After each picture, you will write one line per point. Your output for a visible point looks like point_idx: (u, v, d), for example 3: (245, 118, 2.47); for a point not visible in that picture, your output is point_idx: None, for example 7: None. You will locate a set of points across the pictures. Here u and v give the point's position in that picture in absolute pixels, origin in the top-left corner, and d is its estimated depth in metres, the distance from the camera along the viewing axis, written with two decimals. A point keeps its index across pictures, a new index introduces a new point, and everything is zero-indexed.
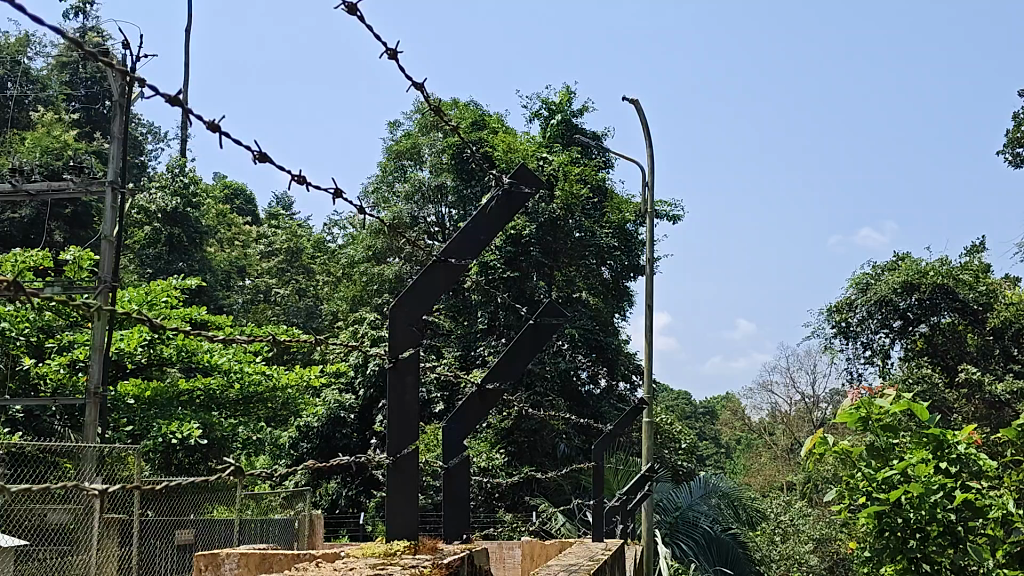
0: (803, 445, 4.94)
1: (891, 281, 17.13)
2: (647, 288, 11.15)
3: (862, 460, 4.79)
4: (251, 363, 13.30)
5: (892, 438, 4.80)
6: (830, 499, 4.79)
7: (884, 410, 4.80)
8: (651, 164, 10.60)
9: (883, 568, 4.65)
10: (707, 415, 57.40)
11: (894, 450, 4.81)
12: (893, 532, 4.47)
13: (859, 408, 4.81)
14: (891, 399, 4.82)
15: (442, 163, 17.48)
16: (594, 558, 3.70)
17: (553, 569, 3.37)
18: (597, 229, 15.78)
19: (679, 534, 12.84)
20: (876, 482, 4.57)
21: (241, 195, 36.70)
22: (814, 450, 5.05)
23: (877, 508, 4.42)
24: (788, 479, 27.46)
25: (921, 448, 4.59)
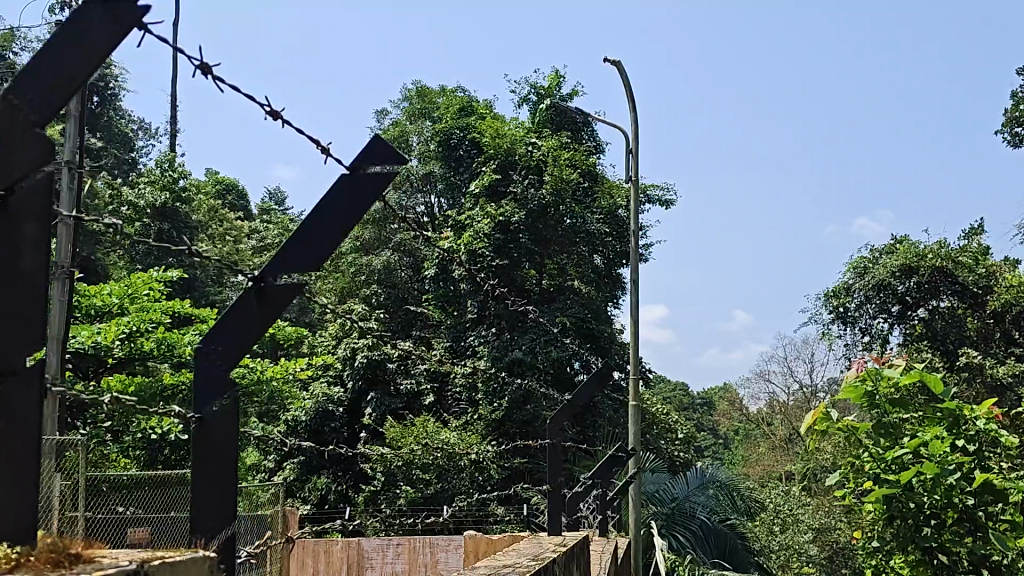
0: (805, 421, 4.72)
1: (890, 264, 16.80)
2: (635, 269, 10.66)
3: (869, 438, 4.52)
4: (234, 356, 13.08)
5: (901, 413, 4.55)
6: (832, 481, 4.64)
7: (892, 383, 4.57)
8: (636, 133, 10.04)
9: (897, 560, 4.51)
10: (706, 406, 57.10)
11: (904, 426, 4.53)
12: (904, 519, 4.31)
13: (865, 382, 4.58)
14: (900, 370, 4.59)
15: (430, 151, 17.16)
16: (537, 557, 3.26)
17: (477, 570, 2.94)
18: (588, 215, 15.49)
19: (676, 526, 12.51)
20: (885, 464, 4.38)
21: (233, 189, 36.38)
22: (816, 423, 4.78)
23: (887, 491, 4.23)
24: (788, 469, 27.17)
25: (934, 423, 4.40)
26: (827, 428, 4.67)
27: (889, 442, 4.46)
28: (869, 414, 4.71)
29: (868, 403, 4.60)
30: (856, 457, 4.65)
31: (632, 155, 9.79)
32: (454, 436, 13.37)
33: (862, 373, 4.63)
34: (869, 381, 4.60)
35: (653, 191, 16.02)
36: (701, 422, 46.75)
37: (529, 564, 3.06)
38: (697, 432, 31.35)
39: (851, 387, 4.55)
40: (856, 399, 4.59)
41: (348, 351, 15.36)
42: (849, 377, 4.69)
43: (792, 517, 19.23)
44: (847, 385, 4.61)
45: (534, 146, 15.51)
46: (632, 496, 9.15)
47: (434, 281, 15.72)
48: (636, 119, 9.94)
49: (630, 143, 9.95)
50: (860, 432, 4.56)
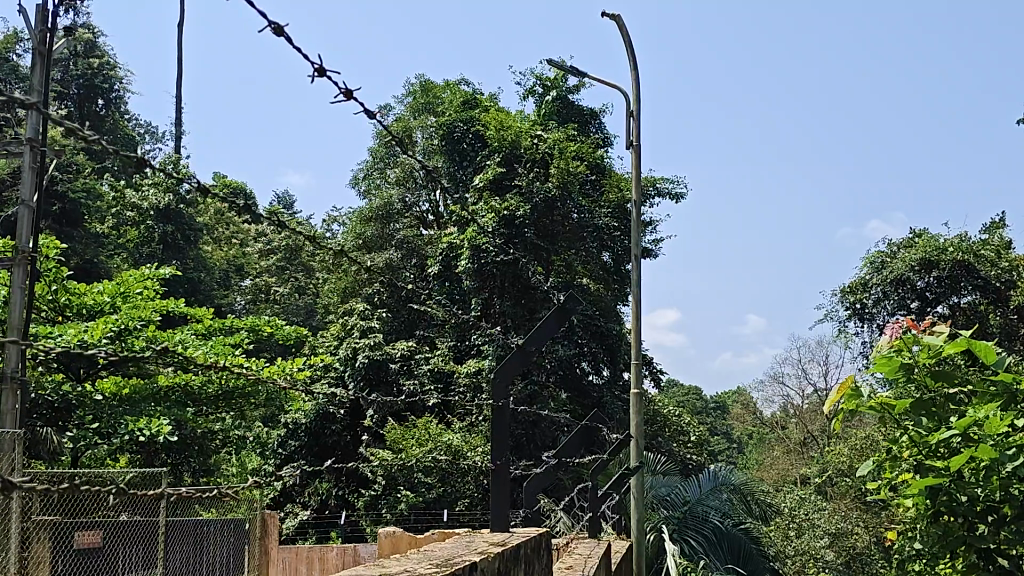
0: (832, 399, 4.23)
1: (908, 258, 16.25)
2: (637, 243, 10.08)
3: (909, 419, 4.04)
4: (229, 354, 12.63)
5: (946, 388, 4.06)
6: (867, 468, 4.26)
7: (934, 352, 4.04)
8: (639, 99, 9.49)
9: (948, 560, 4.10)
10: (720, 411, 56.40)
11: (950, 404, 4.07)
12: (952, 512, 3.88)
13: (899, 353, 4.09)
14: (941, 338, 4.04)
15: (433, 146, 16.80)
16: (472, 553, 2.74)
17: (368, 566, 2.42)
18: (595, 209, 15.07)
19: (688, 530, 11.99)
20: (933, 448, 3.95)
21: (241, 193, 36.20)
22: (847, 403, 4.31)
23: (935, 480, 3.79)
24: (802, 473, 26.64)
25: (987, 401, 3.92)
26: (859, 407, 4.20)
27: (933, 423, 4.01)
28: (906, 390, 4.24)
29: (906, 377, 4.11)
30: (894, 442, 4.22)
31: (634, 119, 9.33)
32: (457, 438, 12.99)
33: (897, 343, 4.13)
34: (906, 352, 4.10)
35: (663, 184, 15.56)
36: (714, 426, 46.16)
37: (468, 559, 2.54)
38: (709, 437, 30.84)
39: (885, 357, 4.05)
40: (892, 374, 4.09)
41: (350, 350, 14.97)
42: (882, 348, 4.20)
43: (808, 522, 18.71)
44: (881, 358, 4.13)
45: (540, 139, 15.10)
46: (636, 497, 8.51)
47: (437, 278, 15.34)
48: (638, 84, 9.43)
49: (631, 106, 9.49)
50: (897, 411, 4.11)
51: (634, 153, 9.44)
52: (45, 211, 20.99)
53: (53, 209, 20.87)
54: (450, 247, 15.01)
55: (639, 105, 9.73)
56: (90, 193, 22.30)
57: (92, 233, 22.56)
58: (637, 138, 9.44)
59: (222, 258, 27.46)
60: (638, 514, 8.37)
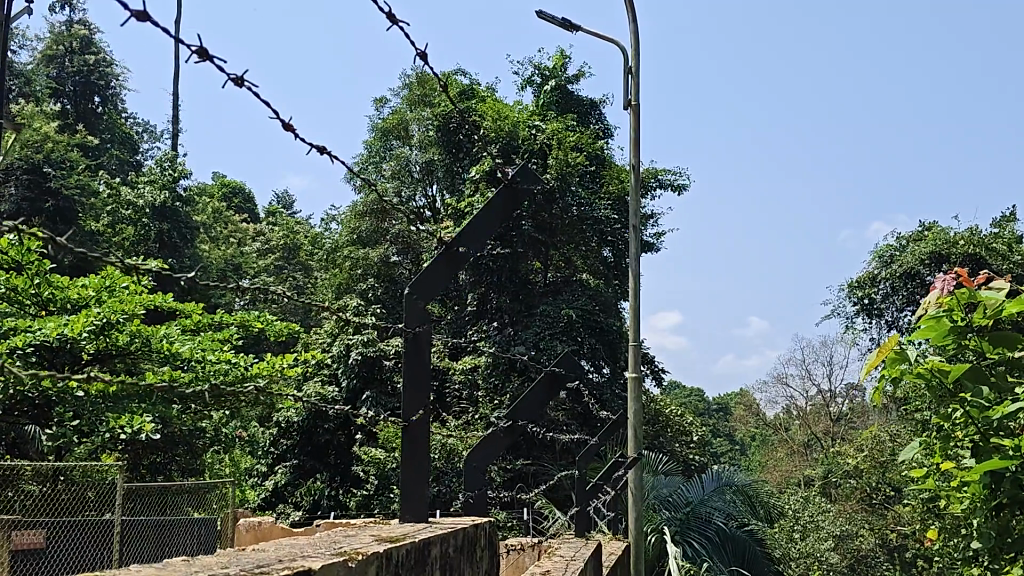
0: (871, 364, 3.65)
1: (918, 251, 15.72)
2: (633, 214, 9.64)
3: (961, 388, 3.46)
4: (217, 351, 12.35)
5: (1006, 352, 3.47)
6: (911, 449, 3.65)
7: (993, 311, 3.47)
8: (637, 47, 9.01)
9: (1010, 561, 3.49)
10: (722, 413, 55.88)
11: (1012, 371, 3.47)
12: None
13: (950, 313, 3.53)
14: (1000, 295, 3.47)
15: (429, 139, 16.46)
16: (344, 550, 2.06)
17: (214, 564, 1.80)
18: (595, 201, 14.68)
19: (691, 531, 11.52)
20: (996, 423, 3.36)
21: (240, 193, 35.94)
22: (888, 370, 3.73)
23: (1005, 461, 3.17)
24: (807, 475, 26.23)
25: None
26: (902, 375, 3.67)
27: (994, 392, 3.41)
28: (958, 357, 3.66)
29: (955, 342, 3.55)
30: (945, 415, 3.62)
31: (631, 77, 8.92)
32: (452, 437, 12.64)
33: (948, 301, 3.57)
34: (957, 312, 3.54)
35: (664, 176, 15.14)
36: (719, 429, 45.62)
37: (289, 567, 1.73)
38: (712, 439, 30.41)
39: (934, 319, 3.51)
40: (940, 338, 3.54)
41: (344, 347, 14.60)
42: (929, 305, 3.63)
43: (813, 525, 18.31)
44: (927, 319, 3.57)
45: (538, 130, 14.72)
46: (634, 494, 7.98)
47: (434, 273, 14.98)
48: (636, 38, 8.97)
49: (629, 64, 9.08)
50: (949, 379, 3.52)
51: (632, 114, 9.02)
52: (38, 208, 20.74)
53: (47, 205, 20.63)
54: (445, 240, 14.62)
55: (637, 58, 9.28)
56: (83, 189, 22.01)
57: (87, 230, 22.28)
58: (635, 98, 9.03)
59: (219, 257, 27.16)
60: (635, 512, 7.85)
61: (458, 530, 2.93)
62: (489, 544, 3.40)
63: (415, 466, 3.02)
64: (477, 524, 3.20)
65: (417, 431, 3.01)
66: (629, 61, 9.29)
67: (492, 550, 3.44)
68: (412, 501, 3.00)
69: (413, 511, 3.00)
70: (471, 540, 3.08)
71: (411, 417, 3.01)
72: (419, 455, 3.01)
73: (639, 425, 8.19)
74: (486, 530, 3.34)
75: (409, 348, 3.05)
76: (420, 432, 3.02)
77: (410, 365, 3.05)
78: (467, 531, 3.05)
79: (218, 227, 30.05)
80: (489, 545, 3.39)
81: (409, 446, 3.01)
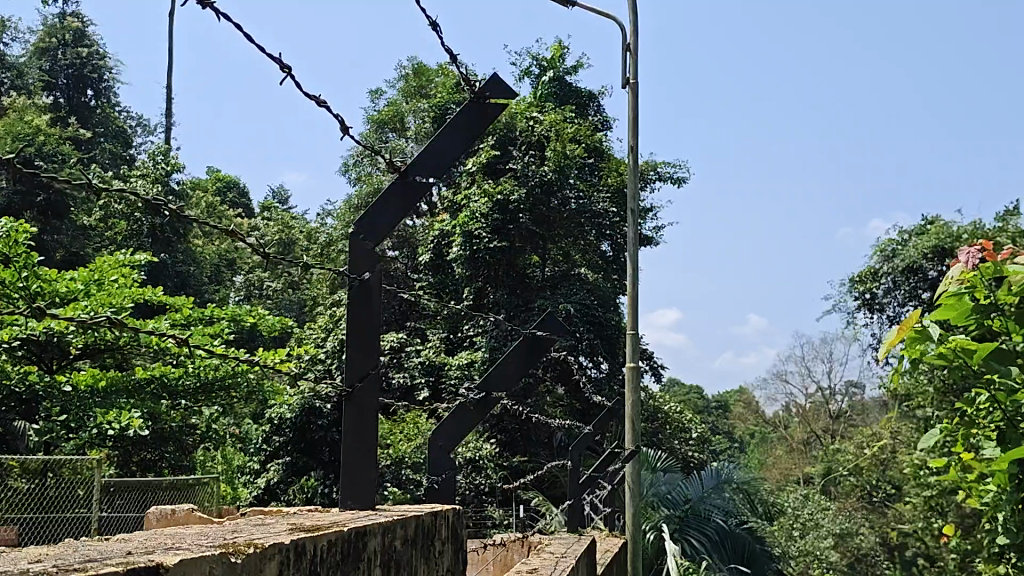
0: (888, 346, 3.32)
1: (920, 246, 15.46)
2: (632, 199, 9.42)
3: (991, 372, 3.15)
4: (208, 344, 12.13)
5: None
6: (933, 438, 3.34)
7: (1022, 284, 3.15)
8: (636, 21, 8.81)
9: None
10: (720, 410, 55.69)
11: None
12: None
13: (974, 288, 3.21)
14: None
15: (425, 131, 16.23)
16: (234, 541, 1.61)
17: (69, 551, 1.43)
18: (593, 194, 14.45)
19: (689, 529, 11.31)
20: None
21: (237, 188, 35.69)
22: (906, 352, 3.41)
23: None
24: (806, 472, 26.03)
25: None
26: (923, 357, 3.35)
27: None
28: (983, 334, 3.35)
29: (980, 321, 3.23)
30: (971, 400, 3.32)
31: (630, 53, 8.71)
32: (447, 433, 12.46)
33: (971, 275, 3.25)
34: (980, 288, 3.23)
35: (663, 168, 14.92)
36: (717, 426, 45.43)
37: (123, 562, 1.26)
38: (711, 436, 30.23)
39: (957, 297, 3.18)
40: (964, 317, 3.22)
41: (337, 342, 14.37)
42: (950, 279, 3.31)
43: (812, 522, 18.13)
44: (948, 295, 3.25)
45: (535, 121, 14.47)
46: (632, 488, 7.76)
47: (429, 267, 14.77)
48: (635, 13, 8.76)
49: (628, 40, 8.87)
50: (976, 362, 3.20)
51: (630, 92, 8.81)
52: (30, 202, 20.56)
53: (39, 199, 20.45)
54: (441, 233, 14.41)
55: (637, 33, 9.07)
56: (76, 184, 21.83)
57: (80, 226, 22.10)
58: (633, 75, 8.82)
59: (213, 252, 26.95)
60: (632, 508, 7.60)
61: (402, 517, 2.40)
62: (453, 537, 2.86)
63: (358, 442, 2.46)
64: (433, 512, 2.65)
65: (366, 397, 2.46)
66: (628, 37, 9.07)
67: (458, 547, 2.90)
68: (355, 484, 2.43)
69: (360, 495, 2.42)
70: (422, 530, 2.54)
71: (358, 378, 2.45)
72: (364, 431, 2.45)
73: (636, 416, 7.92)
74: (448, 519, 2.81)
75: (356, 298, 2.49)
76: (371, 400, 2.47)
77: (358, 325, 2.48)
78: (417, 520, 2.50)
79: (214, 221, 29.85)
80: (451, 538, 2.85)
81: (351, 420, 2.45)
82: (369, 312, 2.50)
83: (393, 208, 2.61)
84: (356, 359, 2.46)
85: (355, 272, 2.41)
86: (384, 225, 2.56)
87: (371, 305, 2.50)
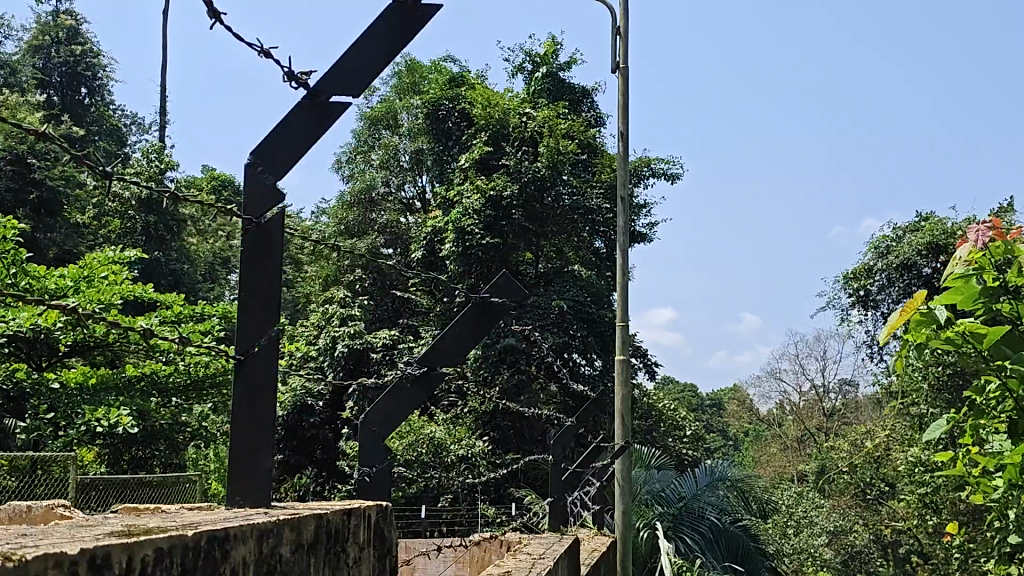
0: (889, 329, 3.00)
1: (914, 242, 15.39)
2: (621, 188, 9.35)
3: (1006, 359, 2.81)
4: (199, 341, 12.02)
5: None
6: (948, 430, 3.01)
7: None
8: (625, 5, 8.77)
9: None
10: (715, 408, 55.70)
11: None
12: None
13: (983, 267, 2.90)
14: None
15: (418, 127, 16.15)
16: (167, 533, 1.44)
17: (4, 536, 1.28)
18: (587, 191, 14.36)
19: (683, 527, 11.25)
20: None
21: (231, 186, 35.58)
22: (914, 337, 3.07)
23: None
24: (800, 470, 26.00)
25: None
26: (931, 342, 3.01)
27: None
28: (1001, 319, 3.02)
29: (992, 305, 2.90)
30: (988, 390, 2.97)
31: (620, 38, 8.67)
32: (440, 431, 12.40)
33: (980, 253, 2.91)
34: (990, 267, 2.90)
35: (657, 165, 14.84)
36: (712, 424, 45.48)
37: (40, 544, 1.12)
38: (706, 434, 30.25)
39: (963, 276, 2.87)
40: (971, 300, 2.89)
41: (330, 339, 14.27)
42: (957, 258, 2.98)
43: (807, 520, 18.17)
44: (956, 276, 2.92)
45: (529, 117, 14.37)
46: (622, 484, 7.76)
47: (422, 264, 14.70)
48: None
49: (618, 24, 8.84)
50: (989, 348, 2.87)
51: (620, 77, 8.77)
52: (22, 198, 20.52)
53: (31, 196, 20.42)
54: (434, 230, 14.32)
55: (626, 21, 9.02)
56: (69, 181, 21.77)
57: (73, 223, 22.05)
58: (624, 60, 8.77)
59: (207, 251, 26.84)
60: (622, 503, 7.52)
61: (295, 516, 1.86)
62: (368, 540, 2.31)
63: (257, 424, 2.03)
64: (339, 510, 2.10)
65: (259, 370, 2.03)
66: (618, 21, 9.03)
67: (375, 553, 2.36)
68: (248, 473, 2.00)
69: (248, 484, 1.99)
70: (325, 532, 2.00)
71: (248, 347, 2.02)
72: (261, 411, 2.02)
73: (626, 411, 7.82)
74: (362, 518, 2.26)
75: (254, 251, 2.05)
76: (266, 373, 2.04)
77: (252, 288, 2.05)
78: (318, 520, 1.97)
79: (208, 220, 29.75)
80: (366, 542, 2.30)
81: (248, 402, 2.01)
82: (268, 270, 2.06)
83: (310, 137, 2.13)
84: (245, 325, 2.02)
85: (230, 209, 1.98)
86: (291, 159, 2.10)
87: (269, 260, 2.06)
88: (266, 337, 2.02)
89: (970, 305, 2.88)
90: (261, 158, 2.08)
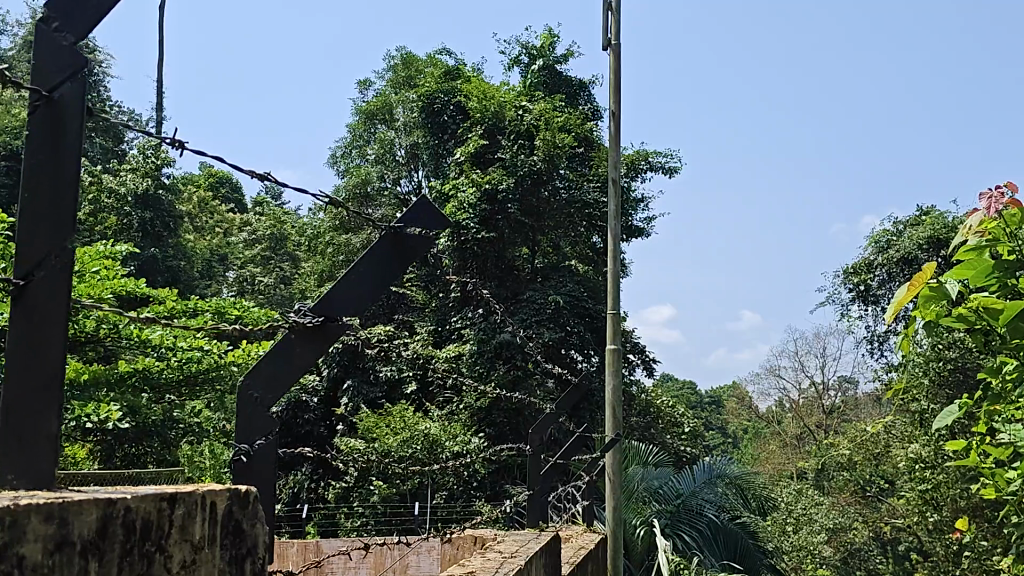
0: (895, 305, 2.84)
1: (915, 236, 15.22)
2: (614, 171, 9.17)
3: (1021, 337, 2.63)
4: (190, 336, 11.85)
5: None
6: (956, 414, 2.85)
7: None
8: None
9: None
10: (715, 404, 55.61)
11: None
12: None
13: (997, 238, 2.72)
14: None
15: (413, 121, 15.99)
16: None
17: None
18: (583, 184, 14.20)
19: (682, 524, 11.13)
20: None
21: (228, 183, 35.44)
22: (924, 313, 2.90)
23: None
24: (801, 467, 25.87)
25: None
26: (939, 319, 2.86)
27: None
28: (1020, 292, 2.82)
29: (1005, 280, 2.72)
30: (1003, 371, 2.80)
31: (613, 13, 8.50)
32: (435, 427, 12.26)
33: (994, 223, 2.74)
34: (1005, 238, 2.72)
35: (655, 158, 14.68)
36: (711, 421, 45.45)
37: None
38: (705, 430, 30.20)
39: (973, 249, 2.68)
40: (983, 275, 2.71)
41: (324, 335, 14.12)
42: (971, 229, 2.80)
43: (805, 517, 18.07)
44: (967, 249, 2.74)
45: (525, 110, 14.19)
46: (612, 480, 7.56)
47: (417, 258, 14.54)
48: None
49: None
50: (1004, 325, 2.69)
51: (612, 54, 8.60)
52: (16, 194, 20.41)
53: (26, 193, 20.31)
54: None
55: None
56: None
57: None
58: (616, 37, 8.60)
59: (205, 247, 26.68)
60: (614, 497, 7.29)
61: (61, 499, 1.22)
62: (248, 536, 1.61)
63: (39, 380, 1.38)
64: (168, 495, 1.41)
65: (47, 301, 1.40)
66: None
67: (262, 554, 1.64)
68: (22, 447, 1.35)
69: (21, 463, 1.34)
70: (135, 525, 1.33)
71: (28, 269, 1.39)
72: (48, 356, 1.38)
73: (618, 401, 7.57)
74: (229, 504, 1.57)
75: (42, 129, 1.42)
76: (54, 304, 1.41)
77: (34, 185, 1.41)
78: (110, 508, 1.28)
79: (205, 217, 29.60)
80: (241, 539, 1.59)
81: (25, 338, 1.38)
82: (58, 170, 1.43)
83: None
84: (24, 235, 1.40)
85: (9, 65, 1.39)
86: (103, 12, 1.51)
87: (58, 152, 1.43)
88: (56, 253, 1.40)
89: (982, 282, 2.70)
90: (58, 7, 1.47)
